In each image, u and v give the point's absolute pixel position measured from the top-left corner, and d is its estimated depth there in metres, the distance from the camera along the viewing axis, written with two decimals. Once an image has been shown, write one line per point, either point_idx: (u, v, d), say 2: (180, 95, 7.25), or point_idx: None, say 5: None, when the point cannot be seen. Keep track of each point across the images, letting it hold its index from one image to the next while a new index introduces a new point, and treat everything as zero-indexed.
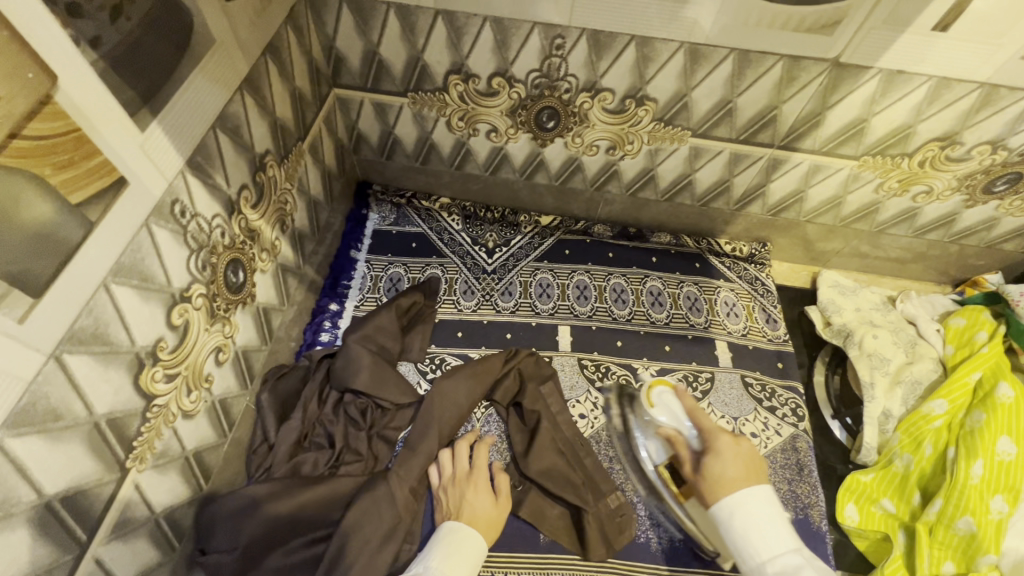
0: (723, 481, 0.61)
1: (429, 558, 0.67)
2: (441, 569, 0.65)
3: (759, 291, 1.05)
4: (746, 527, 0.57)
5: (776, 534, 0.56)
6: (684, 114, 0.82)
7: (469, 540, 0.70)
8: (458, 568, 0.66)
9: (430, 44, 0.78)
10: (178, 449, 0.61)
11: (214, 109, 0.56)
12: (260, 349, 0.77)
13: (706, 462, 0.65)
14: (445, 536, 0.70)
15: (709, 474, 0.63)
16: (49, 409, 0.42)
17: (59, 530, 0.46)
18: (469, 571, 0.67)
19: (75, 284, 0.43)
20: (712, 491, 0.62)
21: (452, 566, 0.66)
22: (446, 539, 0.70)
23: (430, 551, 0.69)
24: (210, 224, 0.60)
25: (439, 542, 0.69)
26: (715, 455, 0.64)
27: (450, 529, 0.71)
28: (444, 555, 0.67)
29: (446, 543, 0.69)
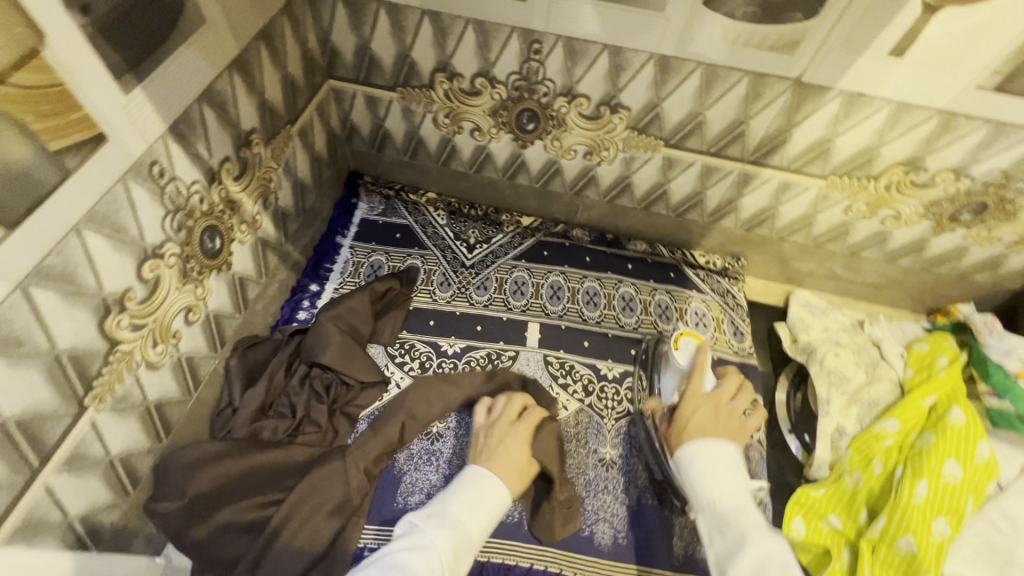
0: (691, 428, 0.70)
1: (450, 501, 0.69)
2: (460, 518, 0.66)
3: (729, 304, 1.06)
4: (706, 469, 0.65)
5: (731, 482, 0.64)
6: (656, 123, 0.86)
7: (495, 493, 0.71)
8: (477, 520, 0.67)
9: (418, 42, 0.83)
10: (140, 397, 0.64)
11: (201, 83, 0.61)
12: (233, 317, 0.81)
13: (682, 408, 0.73)
14: (472, 483, 0.71)
15: (683, 419, 0.72)
16: (11, 334, 0.46)
17: (12, 452, 0.49)
18: (486, 523, 0.68)
19: (47, 224, 0.47)
20: (680, 437, 0.70)
21: (472, 516, 0.67)
22: (473, 486, 0.71)
23: (454, 493, 0.70)
24: (188, 189, 0.64)
25: (463, 488, 0.71)
26: (692, 404, 0.73)
27: (478, 476, 0.72)
28: (464, 502, 0.68)
29: (471, 491, 0.70)
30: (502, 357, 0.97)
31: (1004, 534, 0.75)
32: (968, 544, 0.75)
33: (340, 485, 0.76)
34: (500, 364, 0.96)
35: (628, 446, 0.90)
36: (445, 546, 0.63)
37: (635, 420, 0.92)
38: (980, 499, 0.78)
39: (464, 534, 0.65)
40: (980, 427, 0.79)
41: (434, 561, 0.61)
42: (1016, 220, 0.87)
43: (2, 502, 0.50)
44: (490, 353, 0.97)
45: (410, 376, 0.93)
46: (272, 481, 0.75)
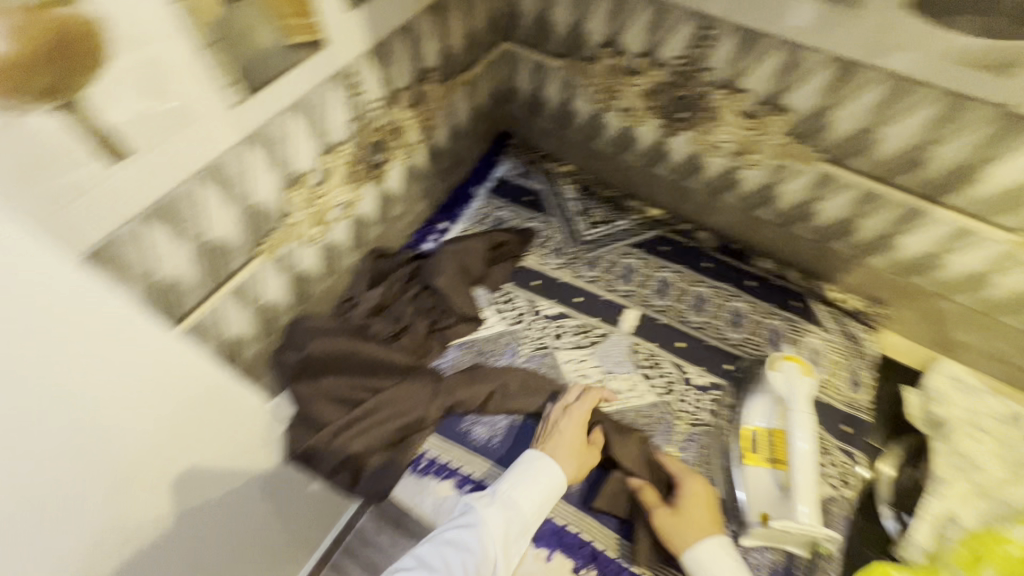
0: (692, 521, 0.75)
1: (508, 483, 0.73)
2: (515, 499, 0.71)
3: (854, 350, 0.96)
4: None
5: None
6: (820, 132, 0.80)
7: (550, 480, 0.74)
8: (532, 506, 0.72)
9: (594, 14, 0.87)
10: (293, 263, 0.78)
11: (402, 17, 0.73)
12: (375, 225, 0.94)
13: (680, 500, 0.77)
14: (529, 464, 0.75)
15: (681, 514, 0.76)
16: (229, 176, 0.60)
17: (206, 266, 0.64)
18: (542, 510, 0.73)
19: (272, 98, 0.60)
20: (680, 536, 0.74)
21: (525, 498, 0.72)
22: (531, 470, 0.75)
23: (514, 475, 0.74)
24: (371, 104, 0.76)
25: (521, 469, 0.75)
26: (687, 499, 0.78)
27: (534, 460, 0.76)
28: (518, 482, 0.73)
29: (528, 475, 0.74)
30: (593, 332, 0.99)
31: None
32: None
33: (417, 398, 0.86)
34: (589, 338, 0.98)
35: (696, 454, 0.86)
36: (498, 531, 0.68)
37: (711, 433, 0.87)
38: None
39: (520, 519, 0.70)
40: None
41: (488, 546, 0.66)
42: None
43: (192, 302, 0.65)
44: (582, 326, 1.00)
45: (503, 324, 0.99)
46: (369, 371, 0.86)
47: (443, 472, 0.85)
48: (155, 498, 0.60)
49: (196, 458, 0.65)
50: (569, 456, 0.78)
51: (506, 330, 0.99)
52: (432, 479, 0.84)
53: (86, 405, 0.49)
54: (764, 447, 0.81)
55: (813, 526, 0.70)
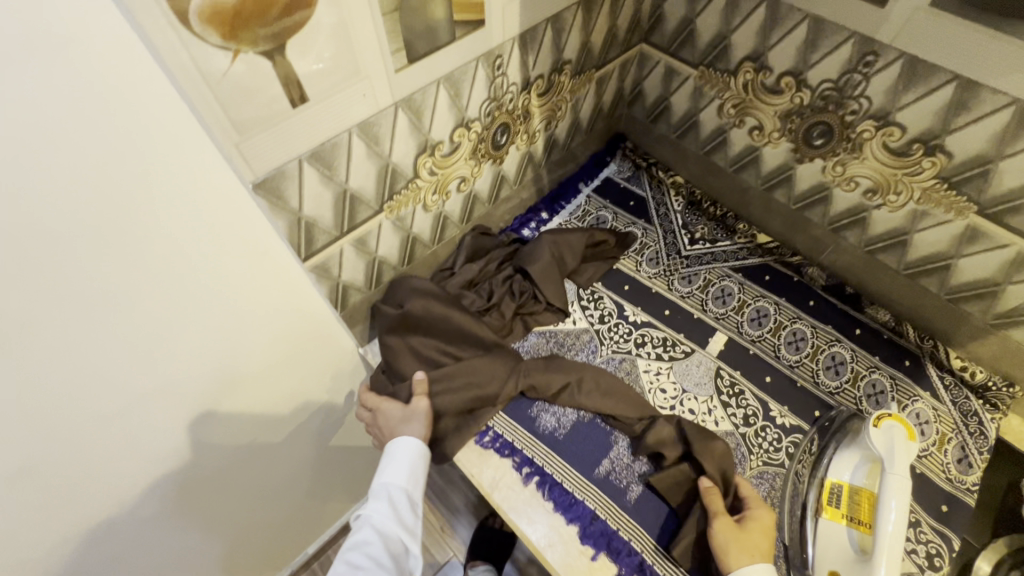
0: (752, 545, 0.72)
1: (379, 475, 0.77)
2: (397, 484, 0.75)
3: (969, 427, 0.87)
4: None
5: None
6: (979, 183, 0.73)
7: (411, 453, 0.78)
8: (406, 481, 0.76)
9: (743, 27, 0.84)
10: (409, 225, 0.84)
11: (555, 7, 0.75)
12: (484, 203, 0.98)
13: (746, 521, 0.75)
14: (389, 450, 0.79)
15: (744, 534, 0.73)
16: (377, 134, 0.66)
17: (340, 213, 0.71)
18: (418, 479, 0.77)
19: (428, 69, 0.65)
20: (732, 550, 0.71)
21: (394, 474, 0.76)
22: (400, 453, 0.78)
23: (385, 464, 0.78)
24: (508, 88, 0.80)
25: (392, 457, 0.78)
26: (753, 524, 0.75)
27: (397, 447, 0.79)
28: (397, 469, 0.76)
29: (391, 460, 0.78)
30: (676, 347, 0.97)
31: None
32: None
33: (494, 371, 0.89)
34: (671, 352, 0.97)
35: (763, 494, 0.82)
36: (386, 515, 0.71)
37: (786, 477, 0.83)
38: None
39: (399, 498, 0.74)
40: None
41: (387, 531, 0.70)
42: None
43: (324, 241, 0.72)
44: (666, 339, 0.98)
45: (586, 321, 1.00)
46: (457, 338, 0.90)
47: (505, 448, 0.87)
48: (253, 428, 0.76)
49: (291, 399, 0.80)
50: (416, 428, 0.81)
51: (588, 327, 1.00)
52: (494, 454, 0.87)
53: (231, 345, 0.63)
54: (845, 503, 0.76)
55: None
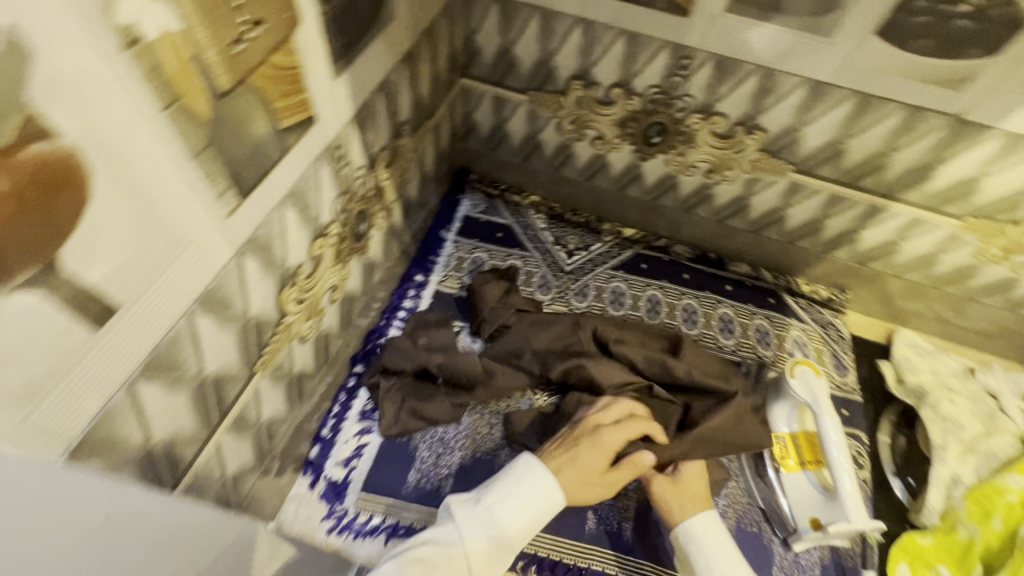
0: (694, 494, 0.72)
1: (495, 491, 0.64)
2: (504, 522, 0.62)
3: (831, 336, 1.04)
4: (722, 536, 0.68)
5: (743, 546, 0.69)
6: (791, 147, 0.85)
7: (537, 492, 0.65)
8: (515, 523, 0.62)
9: (562, 49, 0.84)
10: (289, 367, 0.67)
11: (381, 73, 0.64)
12: (360, 297, 0.84)
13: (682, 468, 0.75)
14: (519, 471, 0.66)
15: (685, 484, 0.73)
16: (224, 297, 0.49)
17: (203, 407, 0.52)
18: (527, 530, 0.63)
19: (266, 195, 0.50)
20: (678, 506, 0.71)
21: (510, 511, 0.62)
22: (521, 482, 0.65)
23: (497, 486, 0.64)
24: (355, 173, 0.67)
25: (513, 482, 0.65)
26: (691, 471, 0.75)
27: (531, 470, 0.66)
28: (513, 499, 0.63)
29: (517, 479, 0.65)
30: None
31: None
32: None
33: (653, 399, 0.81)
34: None
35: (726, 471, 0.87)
36: (478, 548, 0.59)
37: None
38: None
39: (504, 541, 0.61)
40: None
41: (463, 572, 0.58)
42: None
43: (189, 453, 0.52)
44: None
45: None
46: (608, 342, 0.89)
47: None
48: None
49: None
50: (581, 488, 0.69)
51: None
52: None
53: None
54: (795, 452, 0.85)
55: (858, 520, 0.73)
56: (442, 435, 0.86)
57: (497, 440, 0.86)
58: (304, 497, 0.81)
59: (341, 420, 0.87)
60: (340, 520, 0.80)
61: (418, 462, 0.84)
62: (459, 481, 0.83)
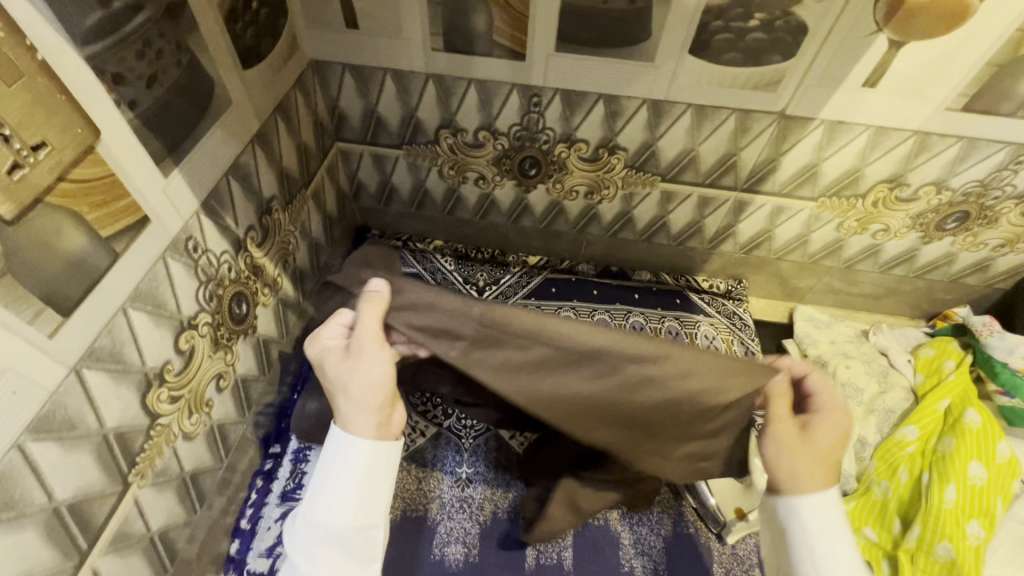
0: (814, 458, 0.54)
1: (322, 495, 0.56)
2: (342, 516, 0.55)
3: (737, 325, 1.10)
4: (823, 529, 0.52)
5: (844, 544, 0.52)
6: (653, 161, 0.90)
7: (357, 474, 0.55)
8: (344, 516, 0.55)
9: (423, 103, 0.87)
10: (177, 468, 0.64)
11: (227, 159, 0.65)
12: (259, 378, 0.82)
13: (815, 424, 0.55)
14: (329, 463, 0.56)
15: (811, 443, 0.54)
16: (66, 418, 0.47)
17: (63, 536, 0.49)
18: (370, 508, 0.57)
19: (99, 306, 0.49)
20: (787, 463, 0.54)
21: (330, 512, 0.55)
22: (346, 465, 0.56)
23: (323, 486, 0.56)
24: (218, 259, 0.66)
25: (339, 471, 0.56)
26: (823, 430, 0.54)
27: (349, 449, 0.56)
28: (347, 487, 0.55)
29: (330, 473, 0.56)
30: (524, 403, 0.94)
31: None
32: (1005, 543, 0.78)
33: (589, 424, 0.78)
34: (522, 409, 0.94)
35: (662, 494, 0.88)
36: (324, 557, 0.55)
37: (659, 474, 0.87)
38: (1009, 498, 0.80)
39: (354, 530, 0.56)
40: (997, 426, 0.82)
41: None
42: (999, 225, 0.92)
43: None
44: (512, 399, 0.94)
45: (434, 424, 0.92)
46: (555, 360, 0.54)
47: None
48: None
49: None
50: (370, 404, 0.55)
51: (440, 428, 0.92)
52: None
53: None
54: None
55: None
56: None
57: (427, 491, 0.86)
58: None
59: (261, 508, 0.83)
60: None
61: None
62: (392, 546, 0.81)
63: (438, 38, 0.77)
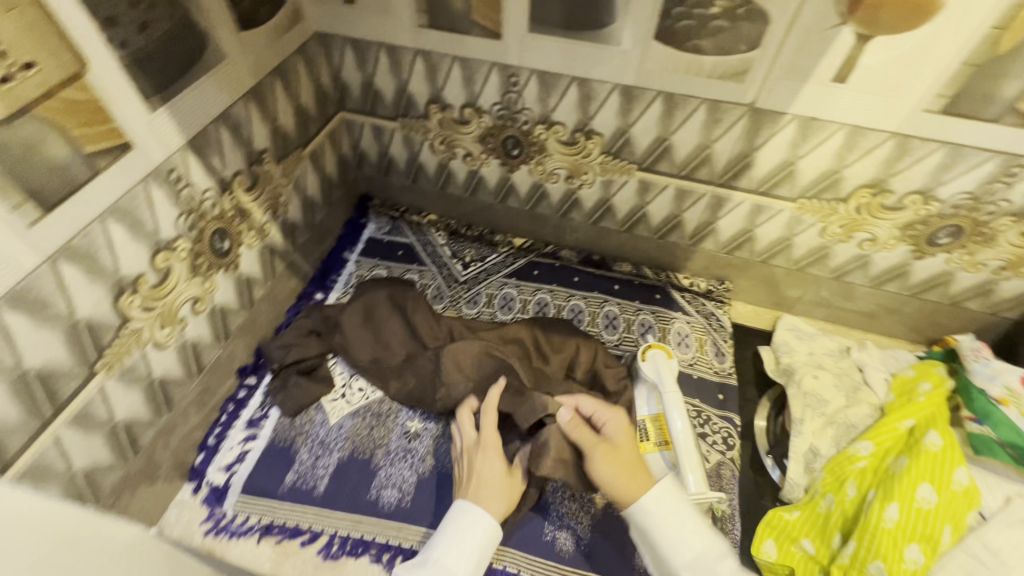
0: (627, 459, 0.76)
1: (447, 549, 0.70)
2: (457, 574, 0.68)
3: (713, 326, 1.07)
4: (668, 516, 0.69)
5: (689, 524, 0.68)
6: (628, 148, 0.92)
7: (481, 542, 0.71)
8: (465, 569, 0.68)
9: (413, 77, 0.94)
10: (145, 371, 0.74)
11: (218, 107, 0.74)
12: (238, 312, 0.92)
13: (618, 438, 0.80)
14: (457, 521, 0.72)
15: (616, 452, 0.77)
16: (39, 298, 0.57)
17: (29, 398, 0.59)
18: (479, 566, 0.70)
19: (77, 210, 0.58)
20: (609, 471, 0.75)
21: (457, 558, 0.69)
22: (475, 536, 0.71)
23: (452, 543, 0.70)
24: (202, 194, 0.75)
25: (466, 536, 0.71)
26: (619, 435, 0.80)
27: (479, 525, 0.72)
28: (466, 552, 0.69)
29: (456, 526, 0.72)
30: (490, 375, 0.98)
31: (988, 569, 0.71)
32: None
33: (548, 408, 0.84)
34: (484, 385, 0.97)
35: None
36: None
37: None
38: (961, 530, 0.74)
39: None
40: (959, 452, 0.77)
41: None
42: (997, 244, 0.86)
43: (16, 443, 0.59)
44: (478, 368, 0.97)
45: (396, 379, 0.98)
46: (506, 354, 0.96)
47: (359, 547, 0.82)
48: None
49: None
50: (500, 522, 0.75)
51: None
52: (348, 559, 0.81)
53: None
54: (652, 433, 0.85)
55: (702, 493, 0.76)
56: (323, 438, 0.91)
57: (375, 438, 0.91)
58: (187, 502, 0.86)
59: (227, 429, 0.91)
60: (218, 522, 0.84)
61: (297, 463, 0.89)
62: (334, 481, 0.87)
63: (423, 16, 0.83)
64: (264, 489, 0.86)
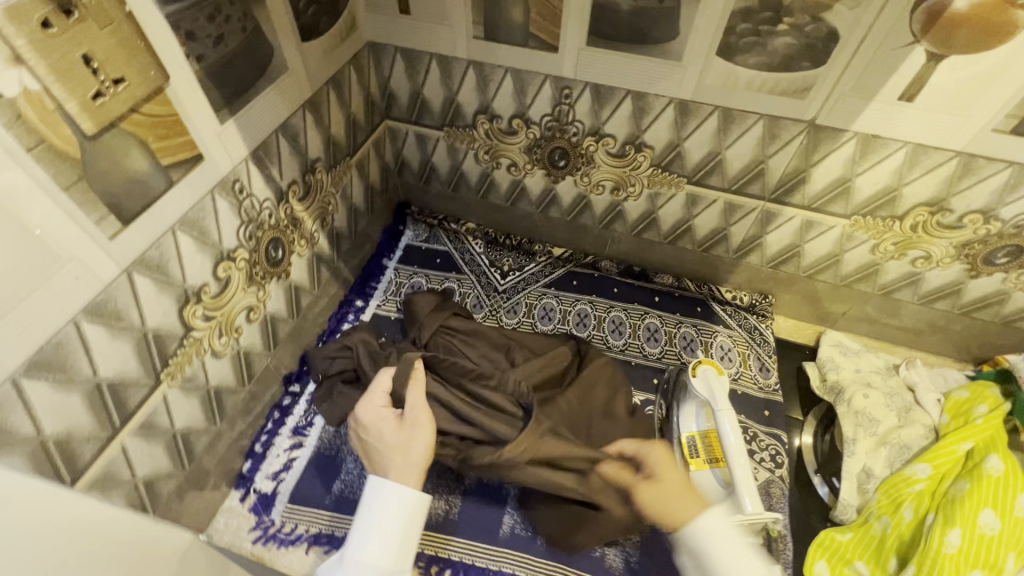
0: (670, 486, 0.68)
1: (362, 540, 0.63)
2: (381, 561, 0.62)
3: (756, 340, 1.06)
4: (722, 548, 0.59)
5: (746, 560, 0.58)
6: (678, 161, 0.91)
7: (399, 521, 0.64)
8: (386, 557, 0.63)
9: (463, 87, 0.94)
10: (203, 380, 0.74)
11: (279, 118, 0.74)
12: (286, 320, 0.92)
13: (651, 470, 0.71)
14: (371, 504, 0.65)
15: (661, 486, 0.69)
16: (115, 309, 0.57)
17: (101, 409, 0.59)
18: (405, 551, 0.64)
19: (153, 222, 0.59)
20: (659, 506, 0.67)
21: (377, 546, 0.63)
22: (390, 517, 0.64)
23: (363, 532, 0.63)
24: (261, 205, 0.76)
25: (380, 518, 0.64)
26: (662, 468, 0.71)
27: (390, 502, 0.64)
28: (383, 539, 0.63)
29: (372, 512, 0.64)
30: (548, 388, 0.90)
31: None
32: None
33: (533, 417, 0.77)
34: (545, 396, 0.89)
35: None
36: None
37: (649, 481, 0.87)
38: None
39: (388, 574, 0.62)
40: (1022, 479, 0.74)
41: None
42: None
43: (89, 453, 0.59)
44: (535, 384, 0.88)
45: None
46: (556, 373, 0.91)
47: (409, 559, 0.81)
48: None
49: None
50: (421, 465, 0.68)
51: None
52: None
53: None
54: (702, 450, 0.84)
55: (758, 513, 0.72)
56: None
57: None
58: (235, 510, 0.86)
59: (273, 436, 0.92)
60: (266, 530, 0.84)
61: (343, 472, 0.88)
62: None
63: (479, 27, 0.83)
64: (310, 498, 0.86)
